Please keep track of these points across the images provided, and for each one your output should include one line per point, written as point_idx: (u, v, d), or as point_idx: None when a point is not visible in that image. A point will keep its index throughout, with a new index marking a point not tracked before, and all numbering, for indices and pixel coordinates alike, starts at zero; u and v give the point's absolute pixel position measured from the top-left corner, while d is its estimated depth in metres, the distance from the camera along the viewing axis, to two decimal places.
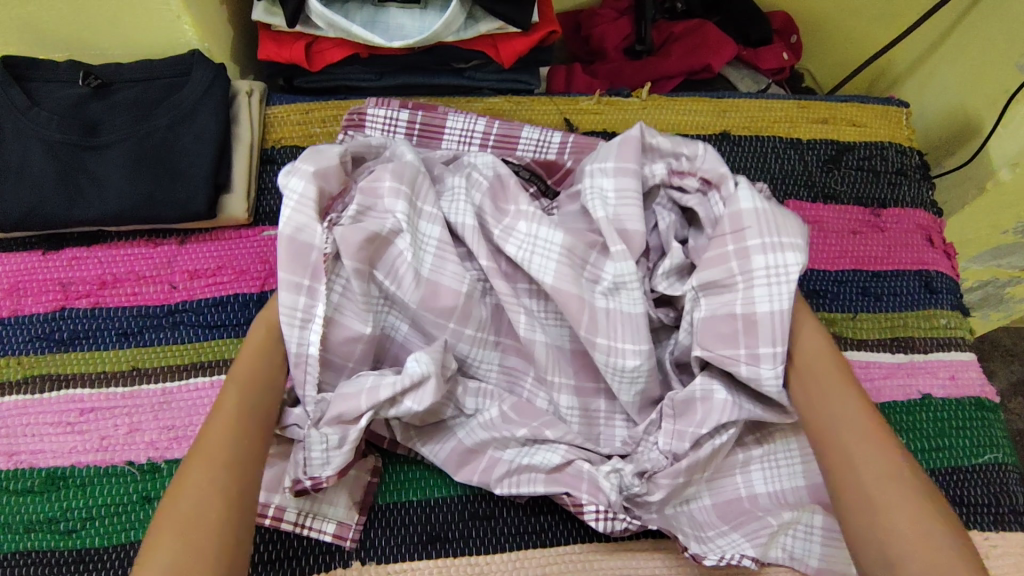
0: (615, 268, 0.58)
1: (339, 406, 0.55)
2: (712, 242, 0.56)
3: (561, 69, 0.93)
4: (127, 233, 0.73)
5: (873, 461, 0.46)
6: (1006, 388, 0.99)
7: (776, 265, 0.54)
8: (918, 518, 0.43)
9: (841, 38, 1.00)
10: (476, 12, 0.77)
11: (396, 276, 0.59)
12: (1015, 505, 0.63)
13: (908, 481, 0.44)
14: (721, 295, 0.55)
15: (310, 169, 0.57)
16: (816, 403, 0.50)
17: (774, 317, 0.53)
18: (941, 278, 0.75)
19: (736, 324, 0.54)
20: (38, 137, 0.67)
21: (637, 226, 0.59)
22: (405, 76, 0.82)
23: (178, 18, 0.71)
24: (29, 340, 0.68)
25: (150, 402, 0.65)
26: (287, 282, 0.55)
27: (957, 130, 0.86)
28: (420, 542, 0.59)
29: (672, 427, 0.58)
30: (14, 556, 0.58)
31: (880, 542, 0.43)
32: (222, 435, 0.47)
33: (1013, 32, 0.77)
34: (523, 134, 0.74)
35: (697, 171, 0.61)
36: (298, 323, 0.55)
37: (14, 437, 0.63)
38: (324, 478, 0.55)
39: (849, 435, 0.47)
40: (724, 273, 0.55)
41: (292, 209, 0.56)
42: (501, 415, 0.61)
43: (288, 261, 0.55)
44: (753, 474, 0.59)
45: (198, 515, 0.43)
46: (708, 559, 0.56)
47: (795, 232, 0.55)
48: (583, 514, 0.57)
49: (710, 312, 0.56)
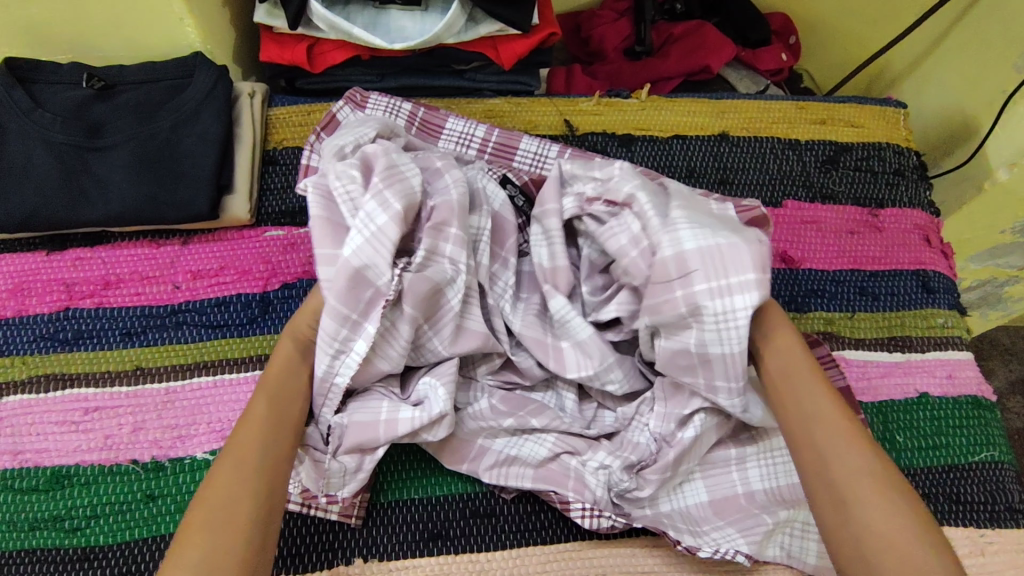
0: (557, 307, 0.61)
1: (359, 435, 0.56)
2: (655, 283, 0.55)
3: (560, 70, 0.94)
4: (129, 233, 0.74)
5: (847, 461, 0.46)
6: (1004, 387, 1.00)
7: (725, 310, 0.52)
8: (891, 514, 0.43)
9: (840, 38, 1.00)
10: (476, 13, 0.78)
11: (434, 323, 0.59)
12: (1011, 503, 0.64)
13: (881, 479, 0.45)
14: (680, 332, 0.54)
15: (397, 207, 0.56)
16: (790, 406, 0.50)
17: (727, 357, 0.53)
18: (938, 277, 0.76)
19: (694, 356, 0.55)
20: (42, 138, 0.68)
21: (563, 265, 0.62)
22: (406, 77, 0.82)
23: (181, 20, 0.71)
24: (33, 340, 0.68)
25: (154, 402, 0.65)
26: (338, 312, 0.54)
27: (955, 131, 0.86)
28: (421, 539, 0.60)
29: (665, 410, 0.59)
30: (19, 554, 0.59)
31: (854, 538, 0.43)
32: (255, 440, 0.47)
33: (1011, 32, 0.77)
34: (522, 145, 0.75)
35: (603, 196, 0.62)
36: (334, 350, 0.55)
37: (19, 436, 0.64)
38: (340, 498, 0.57)
39: (825, 435, 0.47)
40: (673, 316, 0.54)
41: (366, 240, 0.55)
42: (491, 406, 0.62)
43: (349, 291, 0.54)
44: (748, 468, 0.60)
45: (231, 513, 0.43)
46: (702, 551, 0.57)
47: (746, 267, 0.52)
48: (569, 511, 0.59)
49: (671, 346, 0.55)
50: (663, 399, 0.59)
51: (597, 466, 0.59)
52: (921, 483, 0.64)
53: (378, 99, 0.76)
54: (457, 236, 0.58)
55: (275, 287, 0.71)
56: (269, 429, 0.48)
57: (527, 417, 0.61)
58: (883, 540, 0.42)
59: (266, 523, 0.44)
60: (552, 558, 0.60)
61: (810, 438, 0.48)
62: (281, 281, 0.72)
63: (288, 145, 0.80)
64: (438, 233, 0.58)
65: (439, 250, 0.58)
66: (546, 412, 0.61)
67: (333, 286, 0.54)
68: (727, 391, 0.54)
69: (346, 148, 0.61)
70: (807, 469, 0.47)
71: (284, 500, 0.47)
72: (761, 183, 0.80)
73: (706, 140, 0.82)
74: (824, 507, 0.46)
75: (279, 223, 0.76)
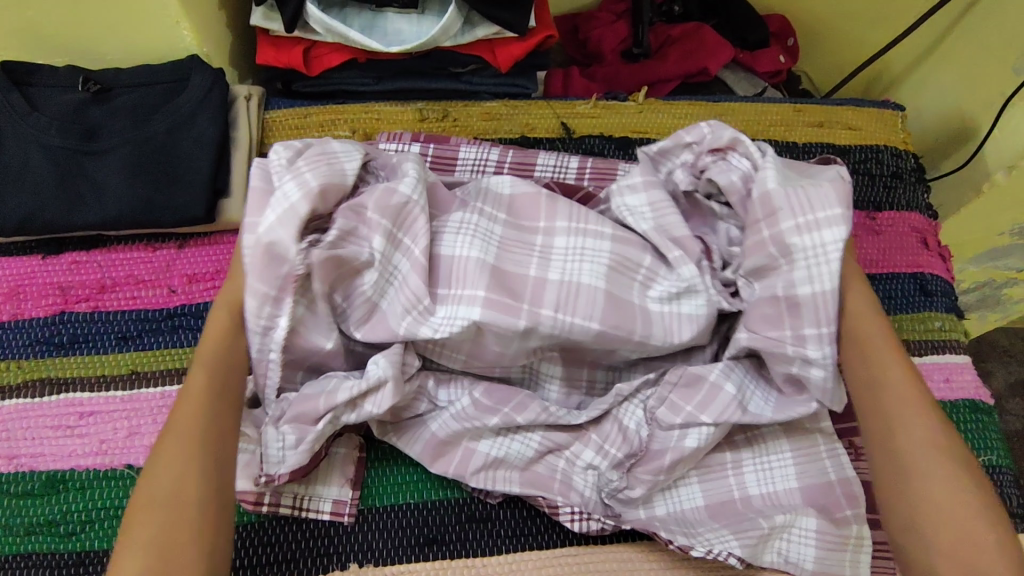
0: (678, 276, 0.59)
1: (300, 405, 0.56)
2: (749, 229, 0.57)
3: (558, 73, 0.93)
4: (125, 237, 0.73)
5: (913, 432, 0.47)
6: (1004, 389, 1.00)
7: (815, 245, 0.53)
8: (954, 496, 0.44)
9: (837, 40, 1.00)
10: (473, 16, 0.77)
11: (352, 303, 0.58)
12: (1008, 508, 0.64)
13: (950, 460, 0.46)
14: (769, 277, 0.56)
15: (312, 184, 0.55)
16: (860, 377, 0.51)
17: (817, 297, 0.53)
18: (936, 281, 0.76)
19: (778, 305, 0.55)
20: (39, 142, 0.68)
21: (683, 232, 0.60)
22: (404, 80, 0.82)
23: (177, 23, 0.71)
24: (28, 344, 0.68)
25: (150, 406, 0.65)
26: (257, 291, 0.54)
27: (953, 134, 0.86)
28: (418, 544, 0.60)
29: (670, 394, 0.58)
30: (15, 559, 0.59)
31: (911, 512, 0.45)
32: (197, 420, 0.48)
33: (1009, 34, 0.77)
34: (539, 160, 0.74)
35: (707, 146, 0.62)
36: (260, 329, 0.54)
37: (14, 441, 0.64)
38: (278, 476, 0.57)
39: (892, 406, 0.49)
40: (766, 258, 0.55)
41: (276, 217, 0.53)
42: (473, 404, 0.61)
43: (263, 269, 0.53)
44: (747, 476, 0.59)
45: (174, 501, 0.44)
46: (694, 550, 0.57)
47: (833, 202, 0.53)
48: (557, 515, 0.60)
49: (756, 299, 0.56)
50: (677, 387, 0.58)
51: (590, 463, 0.61)
52: None
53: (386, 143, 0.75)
54: (377, 221, 0.56)
55: None
56: (209, 407, 0.49)
57: (511, 414, 0.60)
58: (940, 518, 0.44)
59: (213, 508, 0.45)
60: (549, 563, 0.60)
61: (880, 411, 0.49)
62: None
63: None
64: (358, 216, 0.56)
65: (361, 233, 0.56)
66: (531, 406, 0.60)
67: (250, 266, 0.53)
68: (816, 341, 0.53)
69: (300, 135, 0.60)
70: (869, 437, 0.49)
71: (231, 481, 0.48)
72: None
73: None
74: (884, 475, 0.47)
75: None
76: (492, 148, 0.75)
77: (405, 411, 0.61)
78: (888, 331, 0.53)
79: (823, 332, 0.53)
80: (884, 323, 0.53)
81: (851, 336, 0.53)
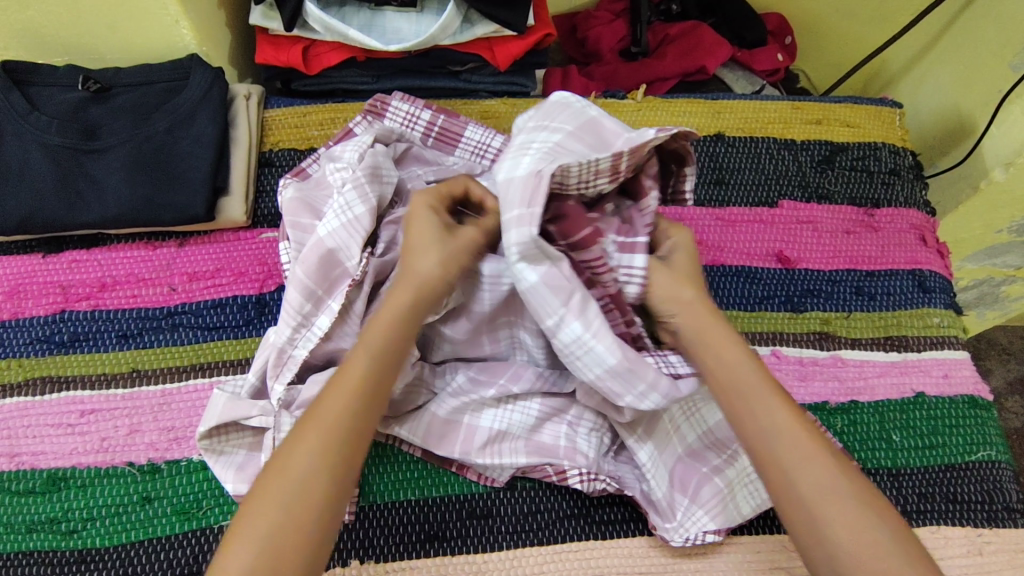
0: (511, 164, 0.53)
1: (308, 392, 0.59)
2: (524, 176, 0.52)
3: (556, 72, 0.94)
4: (124, 236, 0.73)
5: (813, 481, 0.46)
6: (1003, 386, 1.00)
7: (524, 213, 0.50)
8: (869, 538, 0.44)
9: (833, 37, 1.02)
10: (472, 14, 0.78)
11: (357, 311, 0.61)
12: (1008, 502, 0.64)
13: (856, 501, 0.45)
14: (538, 259, 0.52)
15: (372, 197, 0.60)
16: (750, 425, 0.49)
17: (530, 292, 0.52)
18: (934, 277, 0.76)
19: (558, 279, 0.52)
20: (38, 141, 0.68)
21: (553, 145, 0.54)
22: (402, 78, 0.82)
23: (177, 23, 0.71)
24: (28, 343, 0.68)
25: (150, 404, 0.65)
26: (304, 286, 0.59)
27: (951, 130, 0.84)
28: (418, 540, 0.60)
29: (619, 369, 0.53)
30: (15, 556, 0.59)
31: (835, 562, 0.44)
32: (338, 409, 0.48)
33: (1005, 31, 0.77)
34: (466, 132, 0.72)
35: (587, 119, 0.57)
36: (295, 323, 0.60)
37: (16, 439, 0.64)
38: None
39: (783, 446, 0.48)
40: (524, 198, 0.51)
41: (341, 224, 0.59)
42: (469, 379, 0.62)
43: (316, 268, 0.59)
44: (681, 427, 0.61)
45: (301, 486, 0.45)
46: (673, 540, 0.58)
47: (513, 201, 0.51)
48: (567, 479, 0.61)
49: (549, 268, 0.52)
50: (626, 362, 0.52)
51: (590, 429, 0.61)
52: (914, 481, 0.65)
53: (400, 104, 0.72)
54: None
55: (273, 288, 0.71)
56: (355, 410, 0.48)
57: (508, 384, 0.61)
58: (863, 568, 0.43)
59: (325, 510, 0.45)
60: (550, 559, 0.60)
61: (780, 468, 0.47)
62: (278, 282, 0.72)
63: (284, 147, 0.79)
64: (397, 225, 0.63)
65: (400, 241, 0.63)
66: (527, 374, 0.61)
67: (307, 263, 0.59)
68: (570, 321, 0.52)
69: (360, 138, 0.65)
70: (781, 495, 0.47)
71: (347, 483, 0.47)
72: (758, 183, 0.80)
73: (702, 141, 0.82)
74: (798, 528, 0.46)
75: (276, 224, 0.75)
76: (497, 134, 0.71)
77: (406, 402, 0.61)
78: (761, 368, 0.52)
79: (548, 317, 0.52)
80: (753, 357, 0.52)
81: (716, 369, 0.52)
